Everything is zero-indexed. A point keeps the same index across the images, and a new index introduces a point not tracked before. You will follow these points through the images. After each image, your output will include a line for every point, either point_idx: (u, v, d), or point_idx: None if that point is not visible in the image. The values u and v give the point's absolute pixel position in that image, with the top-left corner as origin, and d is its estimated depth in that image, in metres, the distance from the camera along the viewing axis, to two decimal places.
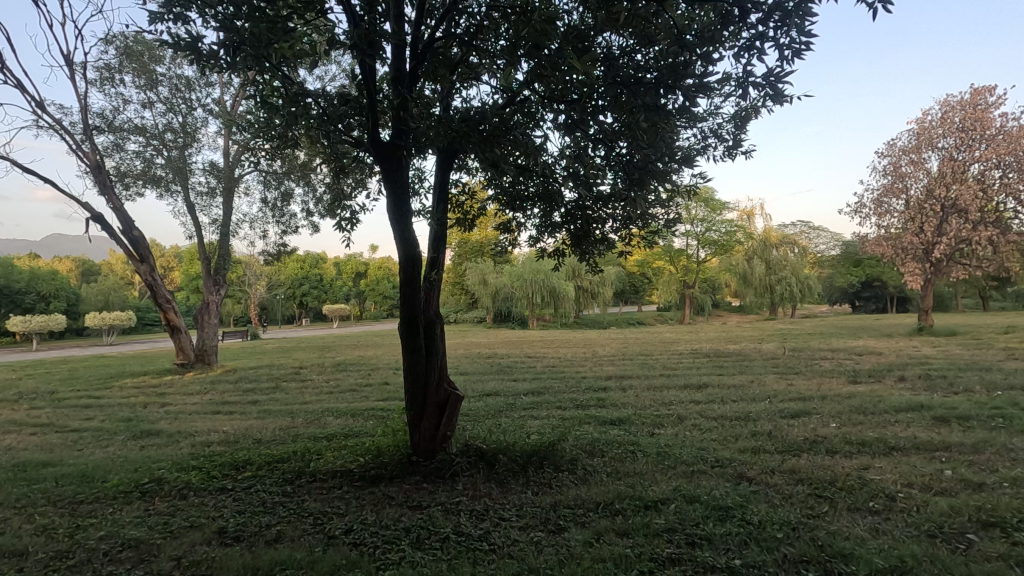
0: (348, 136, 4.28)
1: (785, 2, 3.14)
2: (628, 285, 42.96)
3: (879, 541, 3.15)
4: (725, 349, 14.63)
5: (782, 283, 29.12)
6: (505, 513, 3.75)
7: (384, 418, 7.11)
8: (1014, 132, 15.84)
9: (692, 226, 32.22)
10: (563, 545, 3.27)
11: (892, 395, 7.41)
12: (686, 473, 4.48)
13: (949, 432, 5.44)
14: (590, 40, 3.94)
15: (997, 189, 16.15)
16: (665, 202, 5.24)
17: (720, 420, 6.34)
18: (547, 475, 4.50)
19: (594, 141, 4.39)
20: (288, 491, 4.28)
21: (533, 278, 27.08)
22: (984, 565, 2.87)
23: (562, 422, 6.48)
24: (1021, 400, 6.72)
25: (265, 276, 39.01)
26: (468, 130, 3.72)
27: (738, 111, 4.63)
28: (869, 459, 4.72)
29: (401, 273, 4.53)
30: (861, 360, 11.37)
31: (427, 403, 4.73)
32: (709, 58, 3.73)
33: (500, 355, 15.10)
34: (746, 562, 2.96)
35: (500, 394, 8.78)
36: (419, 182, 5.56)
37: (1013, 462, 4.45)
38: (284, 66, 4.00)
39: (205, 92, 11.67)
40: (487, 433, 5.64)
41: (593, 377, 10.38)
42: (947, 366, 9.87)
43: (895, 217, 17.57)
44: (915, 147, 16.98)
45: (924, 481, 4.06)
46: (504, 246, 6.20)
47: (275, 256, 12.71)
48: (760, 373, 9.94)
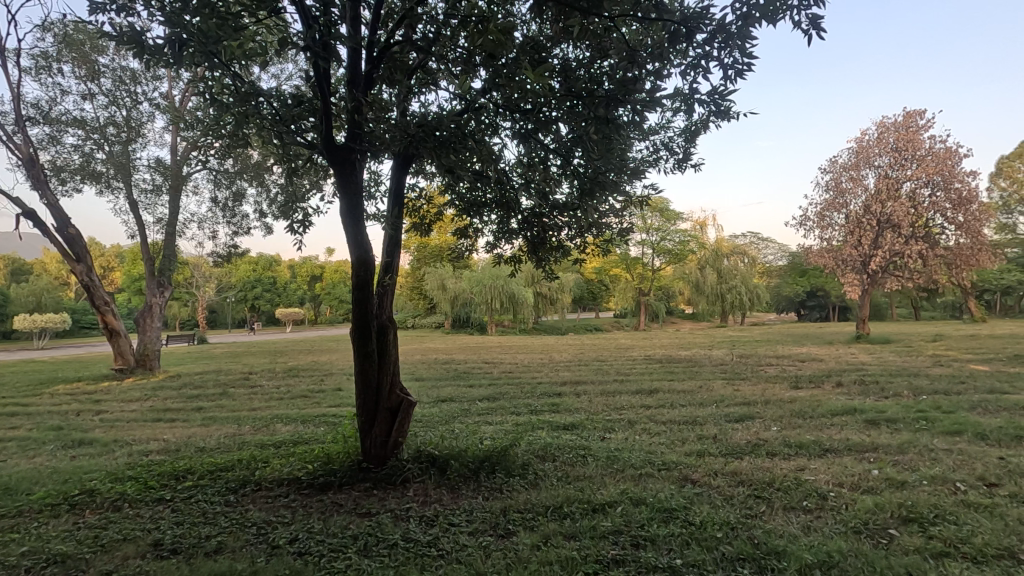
0: (301, 137, 4.21)
1: (728, 25, 3.29)
2: (587, 293, 43.56)
3: (810, 538, 3.31)
4: (677, 355, 15.03)
5: (732, 291, 30.21)
6: (455, 519, 3.74)
7: (336, 424, 6.99)
8: (941, 153, 17.02)
9: (647, 235, 33.21)
10: (511, 549, 3.30)
11: (829, 399, 7.82)
12: (634, 476, 4.60)
13: (879, 434, 5.79)
14: (546, 53, 4.03)
15: (926, 206, 17.23)
16: (619, 212, 5.37)
17: (669, 425, 6.52)
18: (498, 480, 4.52)
19: (550, 151, 4.46)
20: (230, 501, 4.15)
21: (492, 284, 27.25)
22: (902, 558, 3.06)
23: (516, 427, 6.53)
24: (944, 404, 7.19)
25: (215, 279, 37.63)
26: (424, 135, 3.71)
27: (688, 127, 4.80)
28: (805, 460, 4.97)
29: (353, 276, 4.51)
30: (803, 365, 11.95)
31: (378, 408, 4.69)
32: (659, 74, 3.86)
33: (458, 361, 15.10)
34: (686, 562, 3.05)
35: (456, 399, 8.76)
36: (375, 185, 5.51)
37: (932, 462, 4.77)
38: (235, 64, 3.88)
39: (152, 86, 11.20)
40: (440, 438, 5.62)
41: (549, 382, 10.49)
42: (880, 372, 10.48)
43: (836, 231, 18.53)
44: (854, 164, 18.02)
45: (853, 481, 4.31)
46: (462, 252, 6.23)
47: (225, 258, 12.27)
48: (708, 378, 10.29)
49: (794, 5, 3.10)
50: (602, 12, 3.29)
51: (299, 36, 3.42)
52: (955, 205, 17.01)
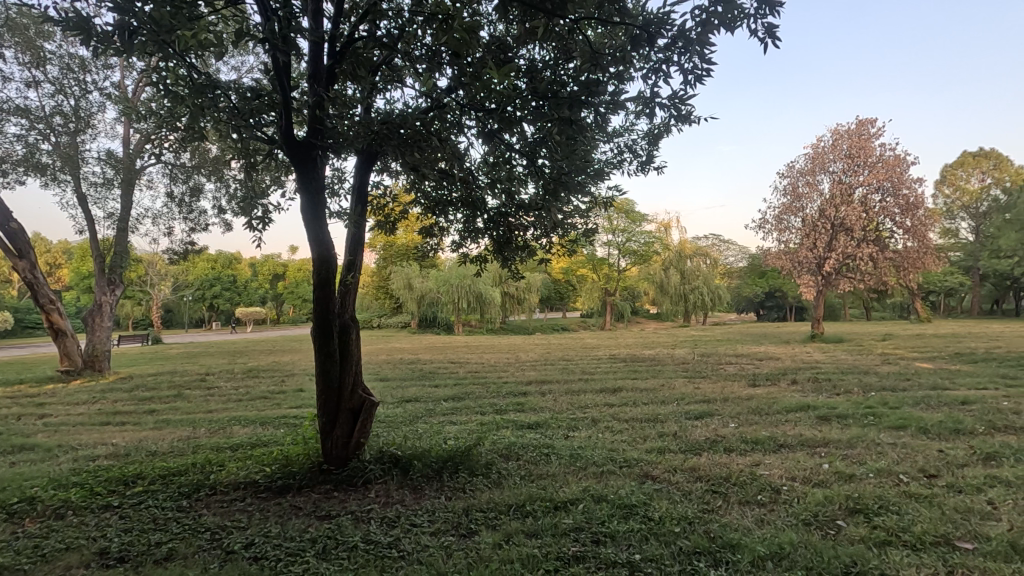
0: (261, 131, 4.09)
1: (688, 31, 3.35)
2: (554, 292, 43.82)
3: (763, 531, 3.42)
4: (641, 355, 15.26)
5: (695, 292, 30.93)
6: (417, 519, 3.71)
7: (296, 426, 6.84)
8: (890, 160, 17.84)
9: (613, 236, 33.79)
10: (473, 549, 3.30)
11: (784, 396, 8.09)
12: (596, 474, 4.65)
13: (830, 429, 6.03)
14: (512, 53, 4.03)
15: (877, 211, 18.00)
16: (584, 212, 5.45)
17: (631, 422, 6.62)
18: (461, 480, 4.51)
19: (515, 151, 4.46)
20: (183, 506, 4.01)
21: (459, 284, 27.14)
22: (848, 548, 3.19)
23: (480, 427, 6.52)
24: (889, 400, 7.53)
25: (171, 277, 36.25)
26: (388, 133, 3.65)
27: (651, 130, 4.89)
28: (760, 456, 5.12)
29: (314, 274, 4.43)
30: (761, 364, 12.35)
31: (340, 409, 4.62)
32: (621, 78, 3.93)
33: (424, 361, 15.00)
34: (645, 557, 3.11)
35: (420, 399, 8.70)
36: (339, 182, 5.41)
37: (878, 455, 5.00)
38: (190, 54, 3.74)
39: (103, 75, 10.73)
40: (403, 439, 5.56)
41: (514, 382, 10.49)
42: (832, 370, 10.90)
43: (793, 234, 19.19)
44: (810, 170, 18.71)
45: (805, 475, 4.47)
46: (427, 251, 6.17)
47: (181, 255, 11.82)
48: (670, 377, 10.50)
49: (750, 14, 3.19)
50: (566, 14, 3.31)
51: (257, 28, 3.32)
52: (902, 210, 17.83)
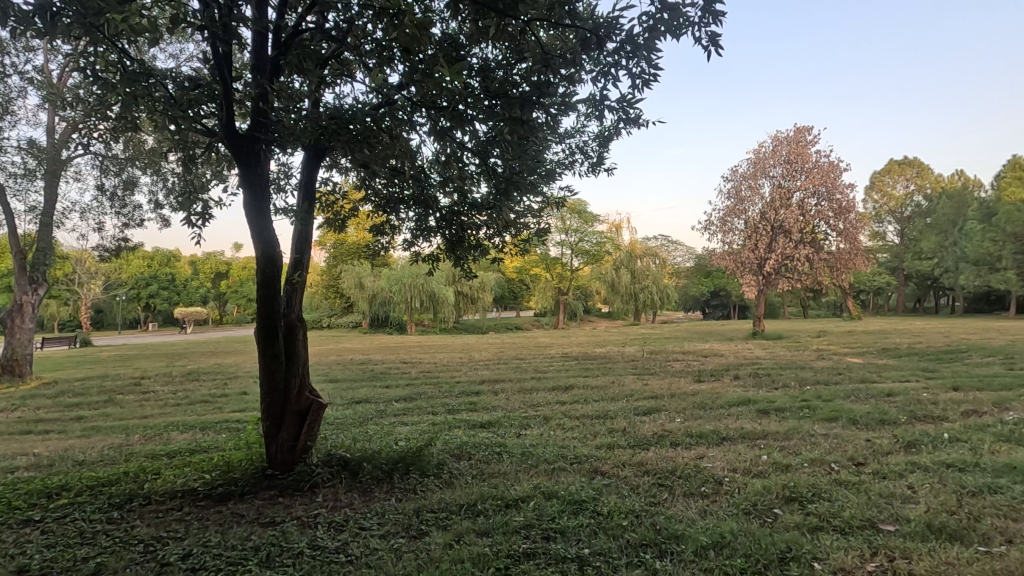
0: (200, 123, 3.91)
1: (635, 36, 3.42)
2: (507, 291, 43.92)
3: (705, 521, 3.55)
4: (592, 353, 15.55)
5: (645, 291, 31.69)
6: (366, 522, 3.65)
7: (239, 430, 6.59)
8: (825, 166, 18.84)
9: (566, 236, 34.55)
10: (423, 550, 3.27)
11: (727, 391, 8.42)
12: (548, 471, 4.70)
13: (769, 422, 6.32)
14: (463, 51, 4.00)
15: (813, 214, 18.96)
16: (536, 212, 5.49)
17: (582, 419, 6.73)
18: (412, 481, 4.46)
19: (467, 150, 4.42)
20: (113, 518, 3.79)
21: (412, 283, 26.83)
22: (784, 534, 3.35)
23: (432, 427, 6.46)
24: (823, 393, 7.96)
25: (102, 275, 34.13)
26: (337, 128, 3.56)
27: (601, 132, 4.98)
28: (704, 449, 5.31)
29: (258, 273, 4.29)
30: (706, 361, 12.81)
31: (286, 411, 4.48)
32: (572, 80, 3.97)
33: (376, 361, 14.77)
34: (594, 551, 3.17)
35: (371, 400, 8.54)
36: (285, 178, 5.24)
37: (812, 446, 5.27)
38: (121, 39, 3.53)
39: (24, 57, 9.97)
40: (352, 441, 5.45)
41: (467, 381, 10.46)
42: (771, 366, 11.42)
43: (737, 235, 19.96)
44: (753, 174, 19.54)
45: (746, 466, 4.66)
46: (378, 250, 6.07)
47: (113, 252, 11.12)
48: (620, 374, 10.73)
49: (694, 22, 3.29)
50: (517, 15, 3.31)
51: (196, 14, 3.17)
52: (836, 214, 18.85)
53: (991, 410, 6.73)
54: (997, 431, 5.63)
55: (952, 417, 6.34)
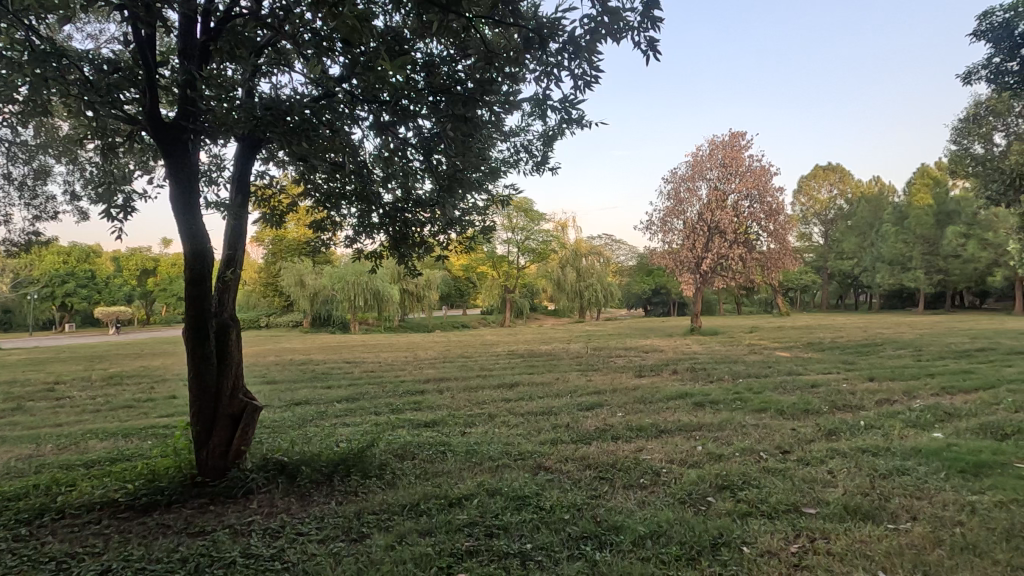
0: (121, 110, 3.64)
1: (578, 38, 3.45)
2: (454, 289, 43.65)
3: (644, 512, 3.66)
4: (537, 350, 15.72)
5: (590, 289, 32.27)
6: (304, 528, 3.54)
7: (167, 436, 6.23)
8: (757, 171, 19.84)
9: (512, 233, 34.51)
10: (364, 553, 3.20)
11: (666, 385, 8.72)
12: (492, 468, 4.71)
13: (704, 414, 6.59)
14: (406, 45, 3.92)
15: (746, 216, 19.92)
16: (481, 210, 5.48)
17: (526, 416, 6.78)
18: (353, 483, 4.36)
19: (411, 146, 4.34)
20: (21, 535, 3.50)
21: (355, 281, 26.16)
22: (716, 521, 3.51)
23: (375, 428, 6.33)
24: (754, 386, 8.39)
25: (10, 272, 31.34)
26: (273, 120, 3.41)
27: (545, 132, 5.02)
28: (643, 441, 5.49)
29: (187, 270, 4.06)
30: (647, 356, 13.23)
31: (218, 415, 4.27)
32: (516, 79, 3.97)
33: (317, 361, 14.34)
34: (536, 545, 3.21)
35: (311, 402, 8.28)
36: (217, 170, 4.98)
37: (743, 436, 5.55)
38: (28, 15, 3.23)
39: None
40: (290, 444, 5.27)
41: (411, 380, 10.33)
42: (708, 360, 11.91)
43: (676, 235, 20.68)
44: (691, 176, 20.28)
45: (682, 457, 4.85)
46: (319, 247, 5.88)
47: (23, 248, 10.21)
48: (564, 371, 10.89)
49: (634, 26, 3.36)
50: (461, 11, 3.27)
51: None
52: (767, 216, 19.89)
53: (900, 399, 7.31)
54: (906, 418, 6.11)
55: (868, 406, 6.83)
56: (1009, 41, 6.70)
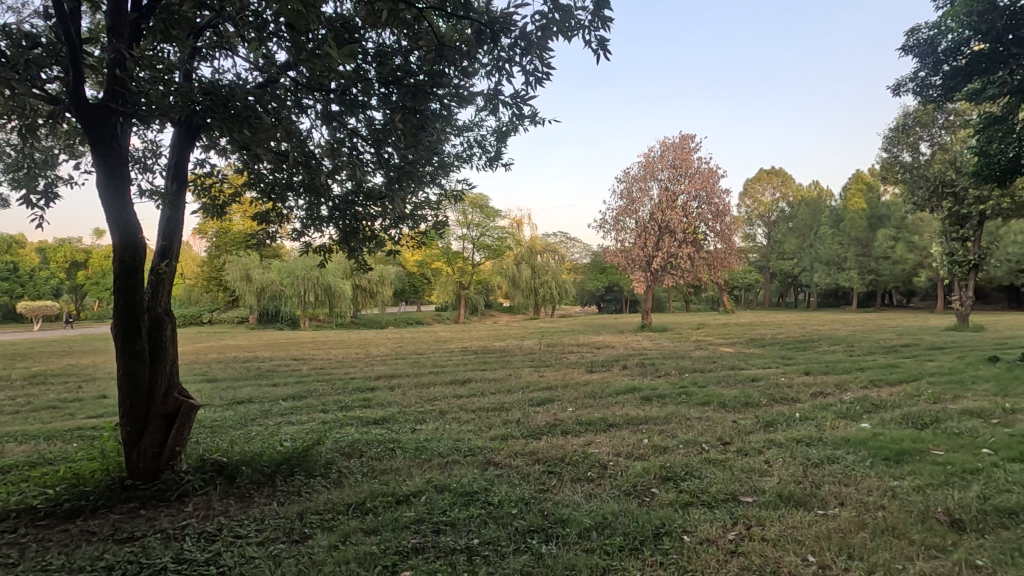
0: (42, 89, 3.38)
1: (529, 34, 3.43)
2: (407, 285, 42.97)
3: (590, 504, 3.73)
4: (491, 346, 15.70)
5: (544, 285, 32.54)
6: (242, 530, 3.41)
7: (95, 438, 5.86)
8: (705, 173, 20.49)
9: (468, 230, 34.35)
10: (306, 553, 3.12)
11: (616, 380, 8.91)
12: (441, 464, 4.68)
13: (651, 408, 6.77)
14: (357, 33, 3.80)
15: (694, 216, 20.53)
16: (433, 204, 5.42)
17: (477, 412, 6.76)
18: (297, 483, 4.24)
19: (360, 139, 4.22)
20: None
21: (305, 276, 25.37)
22: (659, 511, 3.60)
23: (321, 426, 6.16)
24: (699, 380, 8.68)
25: None
26: (213, 105, 3.25)
27: (499, 127, 5.01)
28: (592, 435, 5.57)
29: (116, 262, 3.82)
30: (598, 352, 13.46)
31: (150, 415, 4.06)
32: (467, 73, 3.93)
33: (262, 358, 13.83)
34: (483, 540, 3.21)
35: (255, 400, 7.99)
36: (152, 157, 4.72)
37: (687, 428, 5.73)
38: None
39: None
40: (229, 444, 5.05)
41: (361, 377, 10.12)
42: (656, 356, 12.22)
43: (628, 234, 21.13)
44: (643, 177, 20.76)
45: (628, 450, 4.95)
46: (264, 240, 5.67)
47: None
48: (516, 367, 10.92)
49: (585, 25, 3.38)
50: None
51: None
52: (714, 216, 20.57)
53: (833, 391, 7.72)
54: (838, 409, 6.47)
55: (803, 398, 7.19)
56: (933, 57, 7.11)
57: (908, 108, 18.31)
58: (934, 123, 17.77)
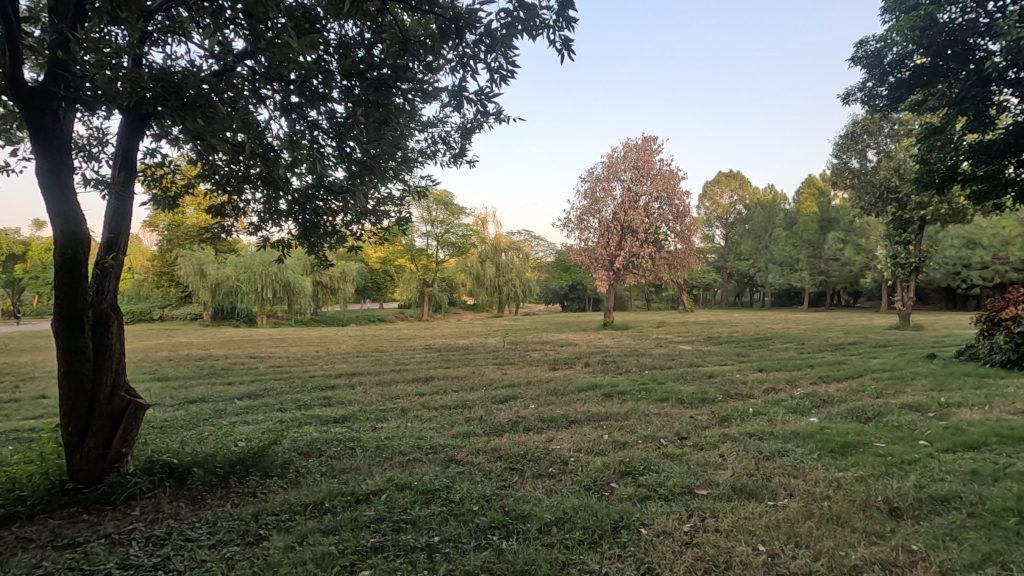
0: None
1: (494, 31, 3.42)
2: (370, 282, 42.35)
3: (551, 499, 3.76)
4: (455, 344, 15.64)
5: (509, 283, 32.61)
6: (193, 533, 3.30)
7: (33, 441, 5.55)
8: (667, 174, 20.90)
9: (432, 227, 33.64)
10: (261, 555, 3.04)
11: (577, 377, 9.02)
12: (402, 463, 4.63)
13: (612, 404, 6.88)
14: (318, 23, 3.69)
15: (656, 217, 20.93)
16: (396, 200, 5.36)
17: (440, 410, 6.73)
18: (252, 484, 4.13)
19: (321, 132, 4.13)
20: None
21: (263, 272, 24.62)
22: (618, 506, 3.67)
23: (278, 425, 6.01)
24: (659, 377, 8.87)
25: None
26: (164, 93, 3.12)
27: (464, 124, 4.99)
28: (554, 432, 5.62)
29: (56, 254, 3.62)
30: (561, 350, 13.59)
31: (94, 416, 3.88)
32: (432, 68, 3.89)
33: (217, 356, 13.39)
34: (443, 538, 3.20)
35: (208, 399, 7.73)
36: (98, 145, 4.49)
37: (646, 424, 5.86)
38: None
39: None
40: (179, 445, 4.88)
41: (321, 375, 9.92)
42: (617, 353, 12.41)
43: (591, 233, 21.42)
44: (606, 177, 21.08)
45: (589, 446, 5.02)
46: (219, 233, 5.48)
47: None
48: (480, 365, 10.90)
49: (549, 25, 3.40)
50: None
51: None
52: (674, 217, 21.00)
53: (784, 387, 8.02)
54: (788, 405, 6.72)
55: (756, 394, 7.45)
56: (880, 68, 7.49)
57: (857, 116, 19.12)
58: (881, 132, 18.61)
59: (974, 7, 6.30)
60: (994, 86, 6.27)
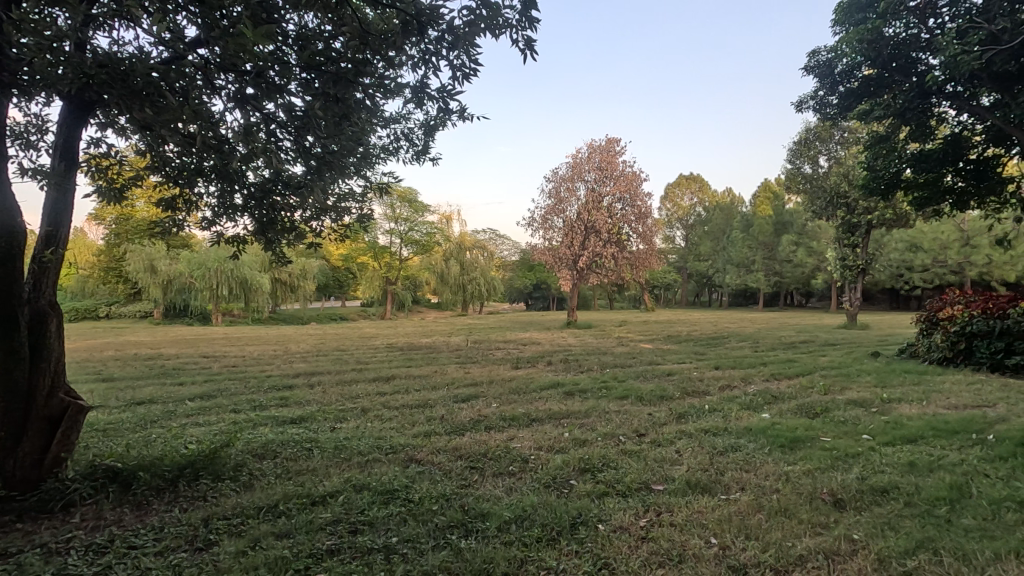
0: None
1: (456, 27, 3.41)
2: (331, 279, 41.53)
3: (510, 497, 3.78)
4: (418, 343, 15.52)
5: (473, 282, 32.50)
6: (137, 540, 3.16)
7: None
8: (629, 175, 21.26)
9: (395, 224, 33.45)
10: (210, 562, 2.94)
11: (540, 376, 9.08)
12: (360, 464, 4.56)
13: (573, 402, 6.95)
14: (276, 14, 3.59)
15: (618, 217, 21.26)
16: (358, 197, 5.27)
17: (400, 409, 6.66)
18: (202, 487, 3.99)
19: (278, 125, 4.01)
20: None
21: (218, 268, 23.77)
22: (576, 502, 3.71)
23: (231, 427, 5.82)
24: (619, 375, 9.02)
25: None
26: (110, 79, 2.96)
27: (426, 121, 4.95)
28: (515, 430, 5.64)
29: None
30: (524, 348, 13.66)
31: (29, 419, 3.67)
32: (393, 63, 3.84)
33: (167, 355, 12.86)
34: (402, 538, 3.17)
35: (157, 400, 7.42)
36: (37, 133, 4.25)
37: (606, 421, 5.95)
38: None
39: None
40: (124, 448, 4.66)
41: (279, 376, 9.65)
42: (579, 352, 12.56)
43: (556, 233, 21.59)
44: (570, 177, 21.31)
45: (549, 444, 5.06)
46: (170, 229, 5.27)
47: None
48: (443, 364, 10.83)
49: (512, 24, 3.41)
50: None
51: None
52: (637, 218, 21.35)
53: (738, 384, 8.28)
54: (742, 401, 6.94)
55: (712, 391, 7.66)
56: (830, 78, 7.80)
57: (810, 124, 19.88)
58: (832, 139, 19.40)
59: (916, 22, 6.59)
60: (933, 99, 6.66)
